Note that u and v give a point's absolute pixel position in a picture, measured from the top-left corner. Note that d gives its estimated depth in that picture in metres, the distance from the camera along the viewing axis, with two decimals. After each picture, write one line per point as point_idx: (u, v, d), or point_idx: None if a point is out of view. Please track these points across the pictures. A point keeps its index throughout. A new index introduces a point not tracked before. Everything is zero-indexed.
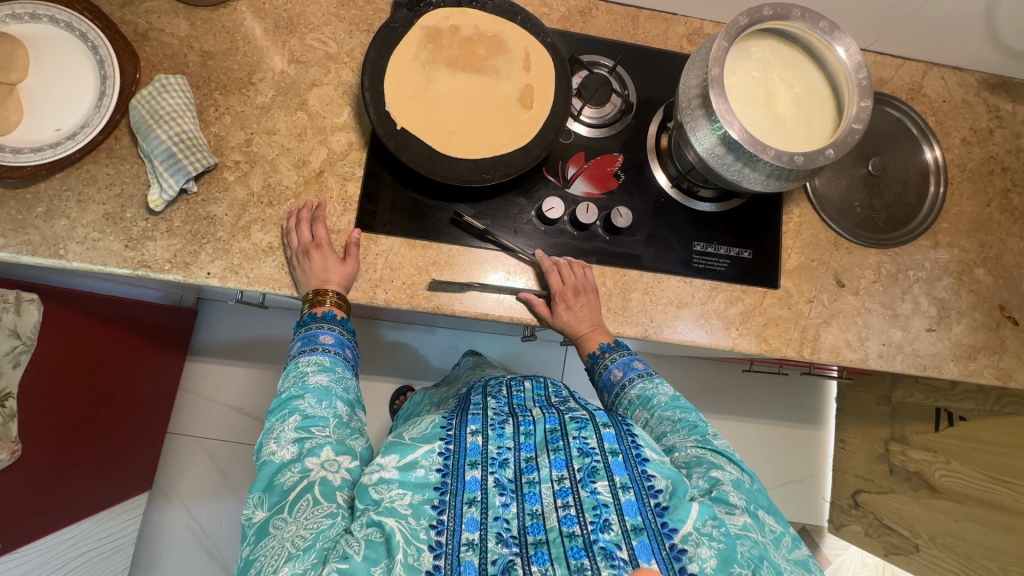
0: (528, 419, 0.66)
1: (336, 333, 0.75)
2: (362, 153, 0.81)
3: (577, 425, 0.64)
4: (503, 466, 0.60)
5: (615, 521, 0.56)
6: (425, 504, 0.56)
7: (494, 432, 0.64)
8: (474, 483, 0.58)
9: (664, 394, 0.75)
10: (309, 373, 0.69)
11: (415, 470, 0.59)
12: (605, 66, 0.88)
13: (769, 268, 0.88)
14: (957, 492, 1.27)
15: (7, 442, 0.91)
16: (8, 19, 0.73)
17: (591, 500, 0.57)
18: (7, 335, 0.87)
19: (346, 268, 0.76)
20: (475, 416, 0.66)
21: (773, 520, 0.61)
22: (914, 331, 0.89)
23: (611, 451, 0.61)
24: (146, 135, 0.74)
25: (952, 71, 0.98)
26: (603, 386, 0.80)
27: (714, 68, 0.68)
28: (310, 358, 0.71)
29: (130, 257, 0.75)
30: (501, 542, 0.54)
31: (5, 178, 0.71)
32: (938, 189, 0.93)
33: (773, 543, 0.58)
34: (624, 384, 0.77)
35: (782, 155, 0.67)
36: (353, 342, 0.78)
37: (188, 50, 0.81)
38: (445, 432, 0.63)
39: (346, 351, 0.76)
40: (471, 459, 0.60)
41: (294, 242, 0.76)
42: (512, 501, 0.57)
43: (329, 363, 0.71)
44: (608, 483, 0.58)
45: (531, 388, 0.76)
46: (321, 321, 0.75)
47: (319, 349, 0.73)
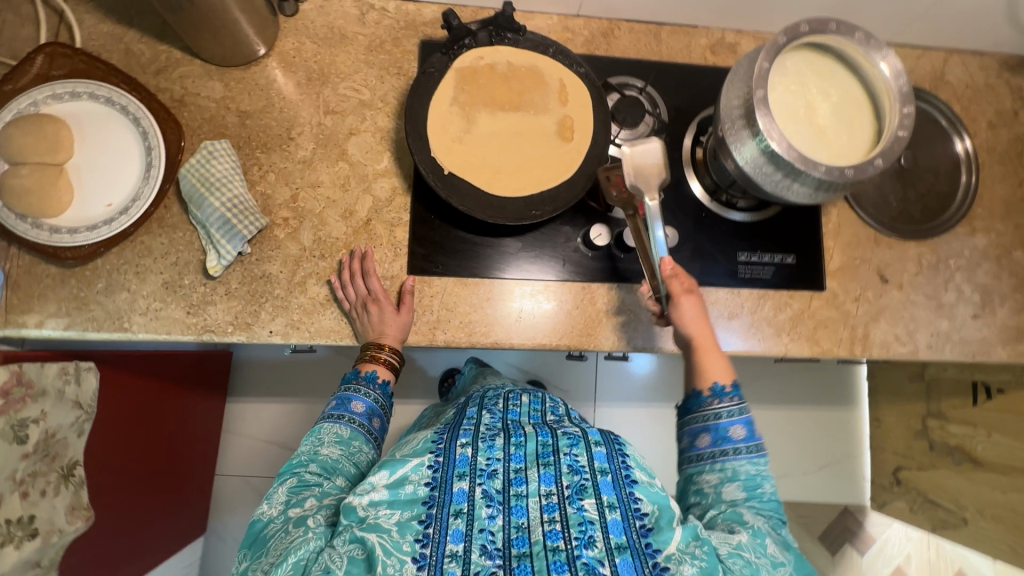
0: (521, 434, 0.69)
1: (368, 400, 0.78)
2: (406, 197, 0.82)
3: (568, 442, 0.67)
4: (492, 478, 0.63)
5: (600, 537, 0.58)
6: (412, 520, 0.59)
7: (484, 444, 0.67)
8: (461, 495, 0.61)
9: (771, 487, 0.66)
10: (325, 442, 0.71)
11: (404, 487, 0.61)
12: (635, 87, 0.88)
13: (814, 271, 0.89)
14: (1000, 464, 1.29)
15: (80, 509, 0.93)
16: (49, 99, 0.75)
17: (577, 516, 0.59)
18: (71, 407, 0.88)
19: (401, 319, 0.77)
20: (466, 431, 0.69)
21: (776, 548, 0.62)
22: (960, 319, 0.90)
23: (600, 470, 0.64)
24: (200, 204, 0.75)
25: (972, 56, 0.99)
26: (706, 430, 0.69)
27: (759, 89, 0.68)
28: (333, 425, 0.74)
29: (193, 323, 0.76)
30: (485, 554, 0.57)
31: (68, 258, 0.73)
32: (970, 177, 0.93)
33: (769, 565, 0.60)
34: (738, 448, 0.67)
35: (832, 169, 0.67)
36: (384, 411, 0.80)
37: (226, 112, 0.81)
38: (435, 445, 0.67)
39: (374, 422, 0.77)
40: (460, 471, 0.63)
41: (350, 296, 0.77)
42: (499, 513, 0.60)
43: (348, 436, 0.73)
44: (595, 501, 0.61)
45: (528, 403, 0.81)
46: (361, 382, 0.78)
47: (346, 417, 0.75)
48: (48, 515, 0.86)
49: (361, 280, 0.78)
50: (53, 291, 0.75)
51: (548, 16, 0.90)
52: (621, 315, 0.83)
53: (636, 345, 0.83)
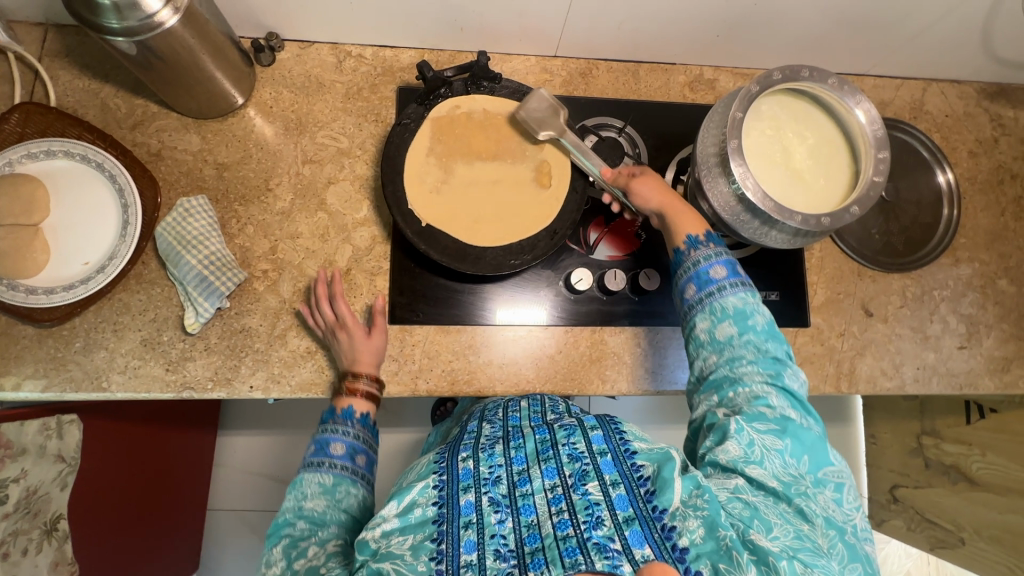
0: (519, 435, 0.64)
1: (348, 439, 0.71)
2: (386, 245, 0.82)
3: (565, 432, 0.62)
4: (496, 484, 0.58)
5: (608, 517, 0.54)
6: (425, 540, 0.54)
7: (485, 453, 0.62)
8: (468, 506, 0.56)
9: (760, 317, 0.68)
10: (308, 495, 0.67)
11: (413, 510, 0.56)
12: (614, 128, 0.89)
13: (798, 307, 0.88)
14: (998, 485, 1.29)
15: (65, 564, 0.93)
16: (24, 159, 0.74)
17: (582, 501, 0.55)
18: (52, 462, 0.87)
19: (373, 341, 0.75)
20: (466, 445, 0.64)
21: (771, 440, 0.59)
22: (946, 351, 0.90)
23: (600, 452, 0.60)
24: (176, 261, 0.75)
25: (950, 85, 0.99)
26: (690, 281, 0.71)
27: (733, 138, 0.68)
28: (314, 475, 0.68)
29: (173, 381, 0.75)
30: (499, 558, 0.52)
31: (42, 320, 0.72)
32: (952, 211, 0.93)
33: (769, 501, 0.57)
34: (722, 287, 0.69)
35: (808, 219, 0.67)
36: (371, 449, 0.74)
37: (204, 164, 0.81)
38: (439, 465, 0.61)
39: (357, 460, 0.71)
40: (464, 484, 0.58)
41: (320, 322, 0.76)
42: (508, 516, 0.55)
43: (332, 483, 0.68)
44: (599, 483, 0.56)
45: (528, 406, 0.73)
46: (336, 424, 0.72)
47: (327, 463, 0.69)
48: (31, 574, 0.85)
49: (335, 304, 0.76)
50: (30, 351, 0.74)
51: (526, 58, 0.90)
52: (606, 359, 0.83)
53: (620, 388, 0.82)
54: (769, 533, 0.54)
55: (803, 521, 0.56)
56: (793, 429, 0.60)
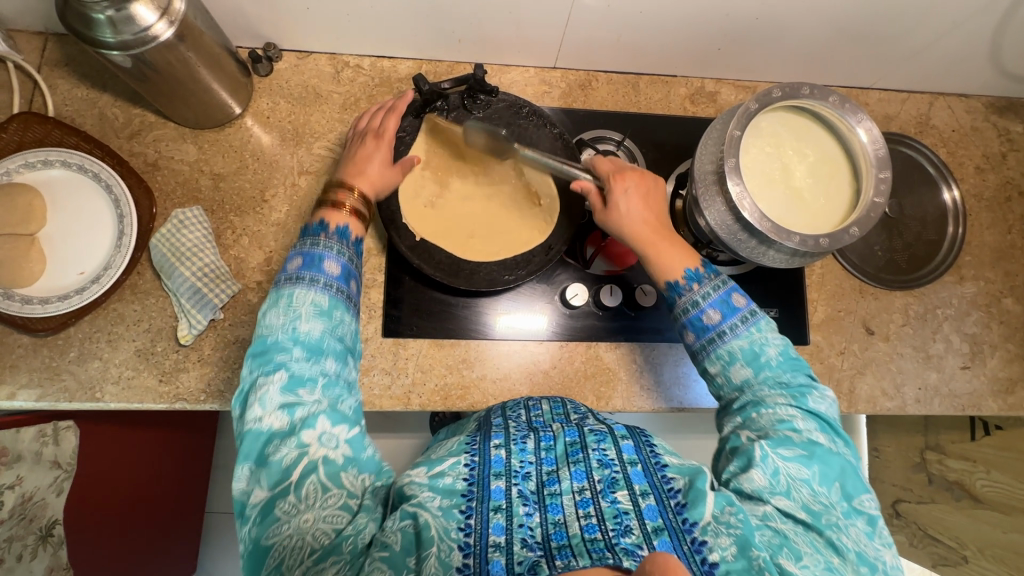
0: (549, 434, 0.60)
1: (337, 256, 0.65)
2: (381, 258, 0.81)
3: (596, 436, 0.59)
4: (526, 478, 0.54)
5: (637, 526, 0.50)
6: (453, 509, 0.51)
7: (516, 446, 0.58)
8: (498, 492, 0.53)
9: (774, 347, 0.65)
10: (301, 316, 0.60)
11: (443, 478, 0.54)
12: (613, 141, 0.87)
13: (798, 325, 0.87)
14: (1002, 503, 1.28)
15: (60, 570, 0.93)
16: (21, 169, 0.74)
17: (612, 509, 0.51)
18: (49, 468, 0.88)
19: (388, 173, 0.72)
20: (497, 432, 0.61)
21: (797, 468, 0.56)
22: (949, 371, 0.88)
23: (631, 461, 0.56)
24: (170, 273, 0.75)
25: (957, 99, 0.97)
26: (687, 327, 0.68)
27: (731, 157, 0.67)
28: (306, 291, 0.61)
29: (166, 392, 0.75)
30: (526, 546, 0.48)
31: (38, 329, 0.72)
32: (958, 229, 0.91)
33: (800, 529, 0.54)
34: (724, 331, 0.66)
35: (807, 240, 0.66)
36: (360, 272, 0.68)
37: (200, 175, 0.81)
38: (470, 446, 0.59)
39: (351, 285, 0.66)
40: (494, 471, 0.55)
41: (361, 124, 0.76)
42: (535, 511, 0.51)
43: (327, 306, 0.62)
44: (629, 491, 0.53)
45: (550, 408, 0.70)
46: (330, 237, 0.66)
47: (318, 283, 0.62)
48: None
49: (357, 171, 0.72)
50: (25, 361, 0.74)
51: (525, 69, 0.89)
52: (600, 376, 0.82)
53: (615, 405, 0.82)
54: (799, 562, 0.51)
55: (835, 553, 0.52)
56: (821, 454, 0.57)
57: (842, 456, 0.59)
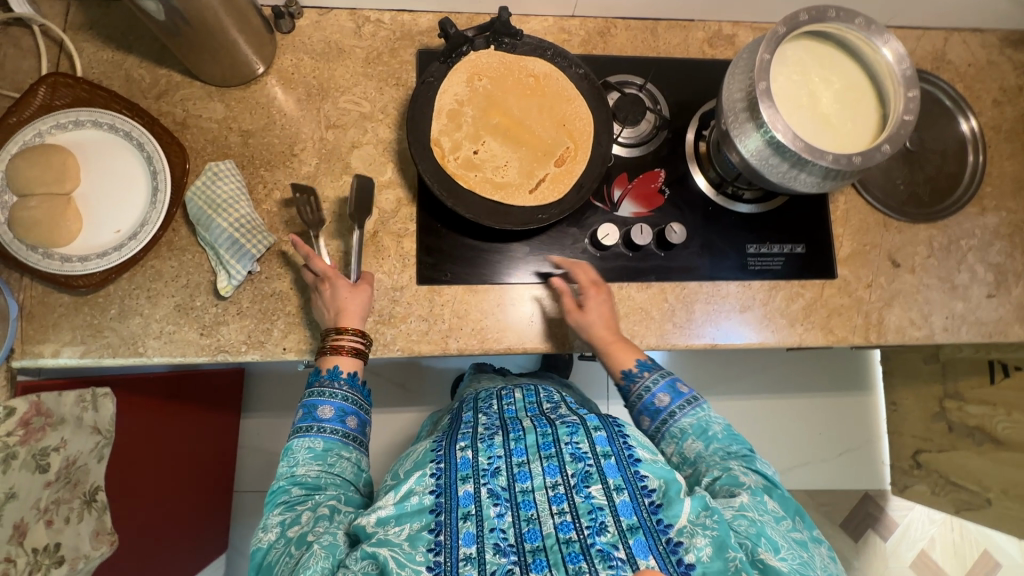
0: (519, 427, 0.67)
1: (337, 401, 0.72)
2: (412, 208, 0.82)
3: (568, 430, 0.65)
4: (495, 475, 0.61)
5: (611, 522, 0.57)
6: (422, 531, 0.57)
7: (484, 443, 0.65)
8: (467, 497, 0.59)
9: (718, 424, 0.72)
10: (298, 462, 0.67)
11: (410, 498, 0.59)
12: (635, 84, 0.88)
13: (825, 259, 0.88)
14: (1021, 442, 1.27)
15: (105, 533, 0.93)
16: (54, 130, 0.75)
17: (586, 505, 0.58)
18: (90, 434, 0.88)
19: (360, 294, 0.75)
20: (465, 434, 0.67)
21: (775, 504, 0.63)
22: (975, 300, 0.89)
23: (603, 453, 0.62)
24: (207, 225, 0.75)
25: (972, 34, 0.98)
26: (642, 412, 0.75)
27: (762, 80, 0.68)
28: (304, 440, 0.69)
29: (207, 344, 0.76)
30: (499, 552, 0.55)
31: (79, 287, 0.73)
32: (977, 157, 0.92)
33: (771, 521, 0.60)
34: (673, 411, 0.73)
35: (840, 158, 0.67)
36: (361, 407, 0.74)
37: (228, 132, 0.82)
38: (436, 454, 0.65)
39: (349, 423, 0.72)
40: (462, 474, 0.61)
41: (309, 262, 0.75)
42: (507, 511, 0.58)
43: (322, 448, 0.69)
44: (603, 486, 0.59)
45: (523, 397, 0.78)
46: (326, 382, 0.72)
47: (316, 429, 0.70)
48: (73, 543, 0.86)
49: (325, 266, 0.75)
50: (68, 319, 0.75)
51: (543, 18, 0.90)
52: (633, 314, 0.83)
53: (648, 344, 0.83)
54: (776, 552, 0.57)
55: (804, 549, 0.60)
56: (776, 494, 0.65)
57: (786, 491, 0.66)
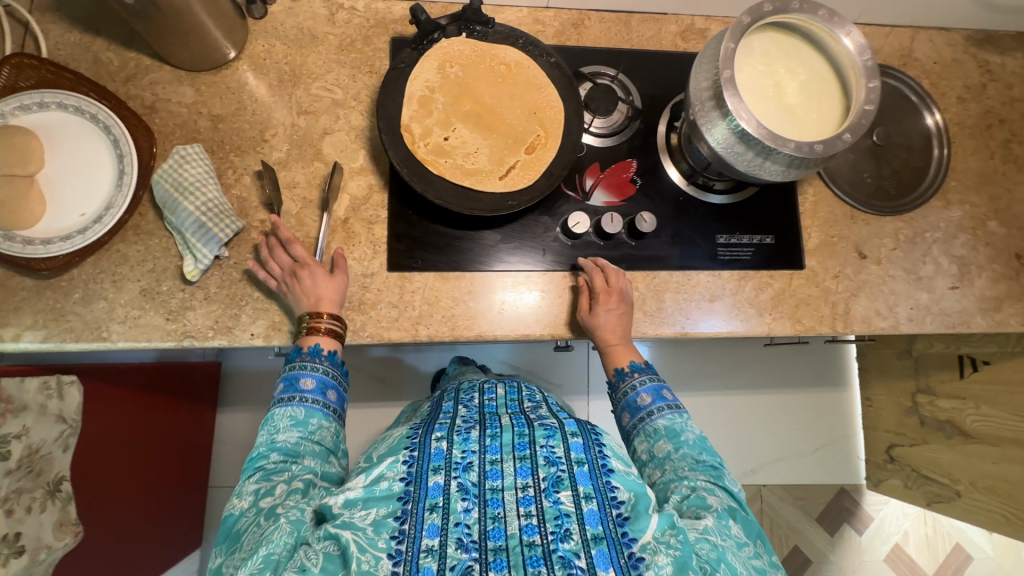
0: (496, 426, 0.67)
1: (318, 375, 0.72)
2: (384, 194, 0.82)
3: (545, 433, 0.65)
4: (467, 471, 0.61)
5: (576, 530, 0.56)
6: (387, 518, 0.56)
7: (460, 436, 0.65)
8: (436, 489, 0.59)
9: (692, 432, 0.74)
10: (280, 429, 0.67)
11: (380, 483, 0.59)
12: (608, 75, 0.89)
13: (793, 250, 0.89)
14: (989, 435, 1.30)
15: (69, 524, 0.91)
16: (17, 111, 0.74)
17: (553, 510, 0.57)
18: (54, 422, 0.87)
19: (335, 282, 0.75)
20: (442, 425, 0.67)
21: (738, 531, 0.64)
22: (939, 291, 0.91)
23: (577, 460, 0.62)
24: (174, 208, 0.74)
25: (938, 33, 1.00)
26: (624, 408, 0.78)
27: (726, 69, 0.69)
28: (286, 408, 0.69)
29: (173, 329, 0.75)
30: (461, 547, 0.55)
31: (41, 270, 0.72)
32: (942, 150, 0.95)
33: (733, 548, 0.61)
34: (653, 412, 0.75)
35: (801, 146, 0.68)
36: (341, 382, 0.74)
37: (198, 117, 0.81)
38: (411, 441, 0.65)
39: (329, 396, 0.72)
40: (436, 465, 0.61)
41: (277, 269, 0.75)
42: (474, 506, 0.58)
43: (303, 416, 0.69)
44: (572, 493, 0.59)
45: (504, 394, 0.78)
46: (305, 360, 0.72)
47: (297, 399, 0.70)
48: (35, 532, 0.85)
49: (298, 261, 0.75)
50: (29, 303, 0.74)
51: (518, 9, 0.90)
52: None
53: None
54: None
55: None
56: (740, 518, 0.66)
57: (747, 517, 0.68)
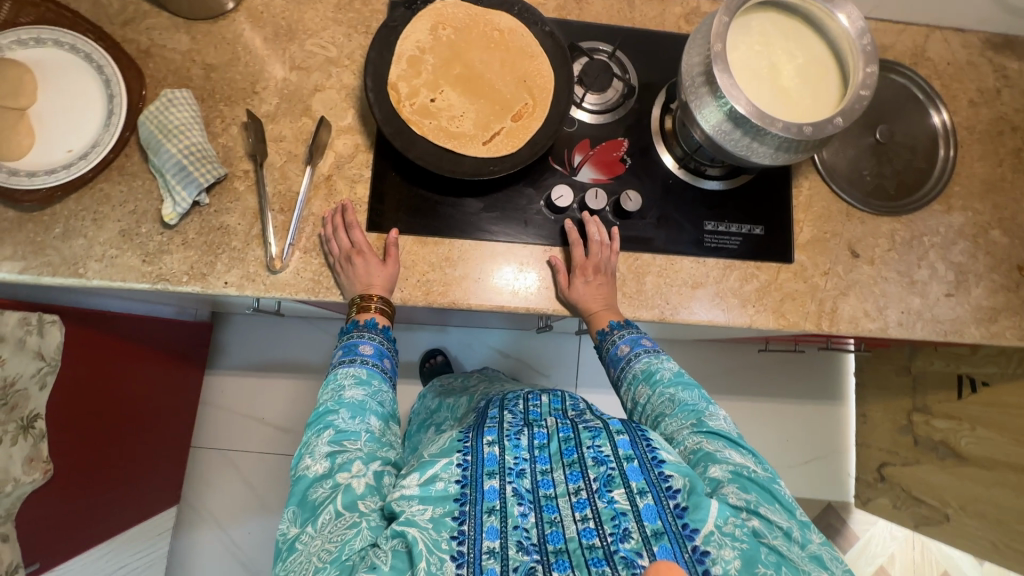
0: (543, 431, 0.62)
1: (376, 343, 0.74)
2: (369, 155, 0.82)
3: (590, 433, 0.60)
4: (521, 476, 0.57)
5: (635, 528, 0.52)
6: (446, 517, 0.53)
7: (511, 442, 0.60)
8: (493, 492, 0.55)
9: (668, 369, 0.74)
10: (346, 387, 0.68)
11: (435, 484, 0.55)
12: (604, 52, 0.88)
13: (783, 243, 0.87)
14: (985, 459, 1.22)
15: (39, 461, 0.92)
16: (14, 45, 0.74)
17: (608, 510, 0.53)
18: (32, 358, 0.88)
19: (387, 270, 0.76)
20: (491, 427, 0.62)
21: (780, 515, 0.56)
22: (933, 298, 0.88)
23: (626, 457, 0.57)
24: (157, 150, 0.75)
25: (954, 33, 0.97)
26: (610, 364, 0.78)
27: (717, 44, 0.68)
28: (349, 369, 0.71)
29: (149, 272, 0.76)
30: (522, 550, 0.51)
31: (24, 201, 0.72)
32: (948, 152, 0.92)
33: (786, 541, 0.54)
34: (630, 358, 0.76)
35: (790, 126, 0.66)
36: (393, 352, 0.77)
37: (191, 64, 0.82)
38: (463, 444, 0.60)
39: (385, 362, 0.74)
40: (489, 470, 0.56)
41: (334, 249, 0.77)
42: (530, 511, 0.54)
43: (366, 375, 0.70)
44: (625, 490, 0.55)
45: (548, 401, 0.69)
46: (363, 330, 0.74)
47: (358, 360, 0.72)
48: (5, 464, 0.85)
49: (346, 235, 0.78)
50: (10, 234, 0.75)
51: None
52: None
53: None
54: None
55: (818, 566, 0.54)
56: (762, 482, 0.59)
57: (754, 470, 0.61)
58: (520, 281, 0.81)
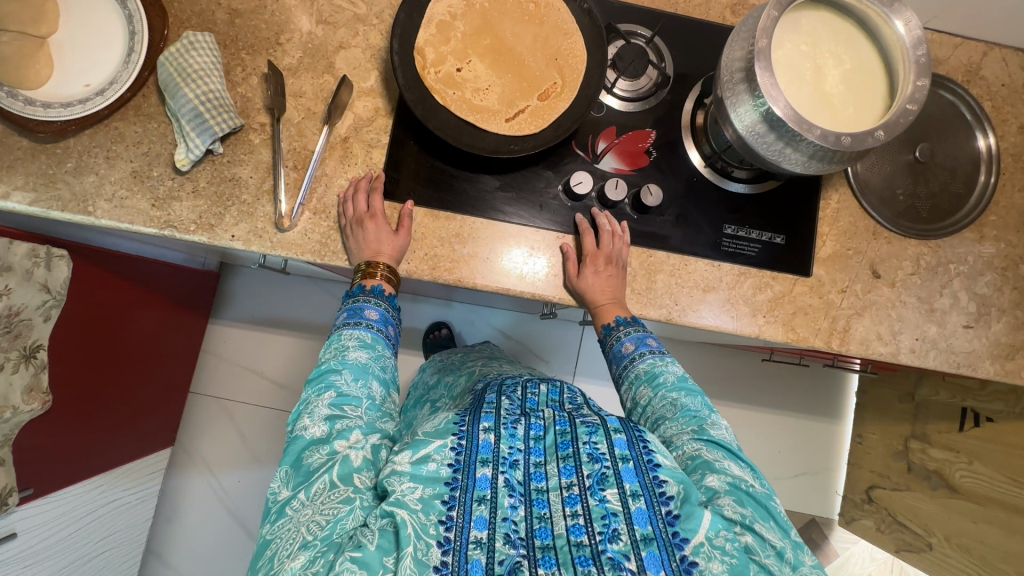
0: (540, 422, 0.61)
1: (381, 309, 0.74)
2: (388, 120, 0.80)
3: (587, 429, 0.59)
4: (514, 467, 0.56)
5: (625, 530, 0.52)
6: (435, 499, 0.52)
7: (506, 430, 0.59)
8: (484, 481, 0.54)
9: (672, 373, 0.72)
10: (349, 348, 0.68)
11: (427, 464, 0.54)
12: (642, 36, 0.84)
13: (802, 256, 0.84)
14: (977, 494, 1.20)
15: (39, 392, 0.93)
16: None
17: (599, 509, 0.53)
18: (38, 290, 0.88)
19: (398, 240, 0.75)
20: (488, 413, 0.61)
21: (774, 534, 0.56)
22: (950, 327, 0.85)
23: (622, 457, 0.56)
24: (175, 93, 0.73)
25: (1014, 53, 0.92)
26: (612, 360, 0.77)
27: (762, 40, 0.64)
28: (353, 331, 0.70)
29: (157, 217, 0.75)
30: (509, 543, 0.50)
31: (37, 133, 0.71)
32: (988, 178, 0.88)
33: (777, 561, 0.54)
34: (634, 357, 0.74)
35: (828, 135, 0.63)
36: (398, 319, 0.76)
37: (217, 8, 0.80)
38: (458, 427, 0.59)
39: (389, 329, 0.74)
40: (482, 457, 0.56)
41: (348, 212, 0.76)
42: (521, 504, 0.53)
43: (371, 340, 0.70)
44: (618, 491, 0.54)
45: (547, 391, 0.68)
46: (368, 295, 0.73)
47: (363, 324, 0.71)
48: (3, 390, 0.86)
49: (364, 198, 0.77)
50: (22, 164, 0.74)
51: None
52: None
53: None
54: None
55: None
56: (760, 498, 0.58)
57: (753, 485, 0.60)
58: (529, 266, 0.79)
